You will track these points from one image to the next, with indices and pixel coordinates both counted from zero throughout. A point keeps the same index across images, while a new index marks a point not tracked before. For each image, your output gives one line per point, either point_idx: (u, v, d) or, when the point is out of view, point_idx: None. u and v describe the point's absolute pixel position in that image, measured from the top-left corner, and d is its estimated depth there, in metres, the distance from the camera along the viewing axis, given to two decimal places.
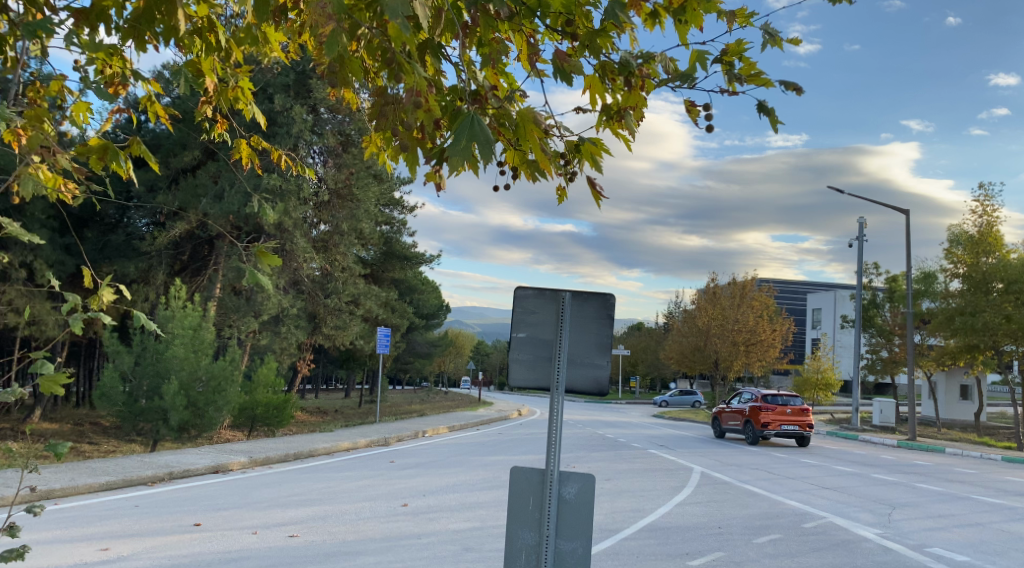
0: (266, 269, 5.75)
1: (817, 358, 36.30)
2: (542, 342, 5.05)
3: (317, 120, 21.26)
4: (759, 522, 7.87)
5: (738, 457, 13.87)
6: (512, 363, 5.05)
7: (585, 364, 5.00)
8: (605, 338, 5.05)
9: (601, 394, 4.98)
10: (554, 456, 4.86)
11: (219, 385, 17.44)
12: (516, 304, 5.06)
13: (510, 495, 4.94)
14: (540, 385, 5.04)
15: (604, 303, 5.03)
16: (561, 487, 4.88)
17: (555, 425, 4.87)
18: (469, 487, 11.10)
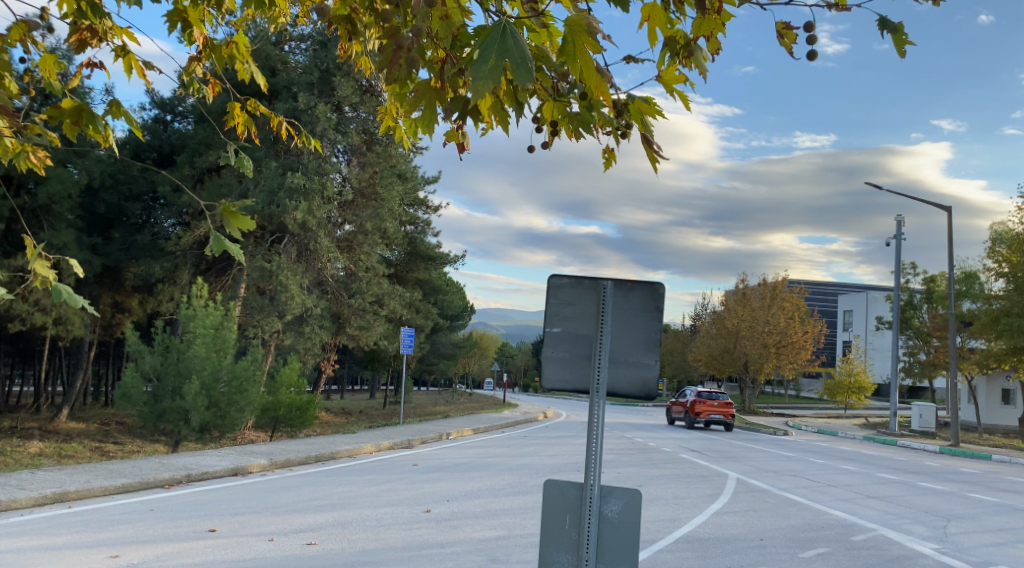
0: (236, 232, 5.23)
1: (849, 361, 35.57)
2: (579, 338, 4.63)
3: (342, 119, 20.97)
4: (805, 534, 7.41)
5: (774, 462, 13.36)
6: (545, 361, 4.64)
7: (630, 363, 4.58)
8: (653, 333, 4.61)
9: (648, 398, 4.55)
10: (595, 470, 4.44)
11: (242, 385, 17.07)
12: (550, 294, 4.66)
13: (544, 513, 4.53)
14: (578, 387, 4.62)
15: (652, 293, 4.59)
16: (602, 505, 4.46)
17: (595, 436, 4.44)
18: (494, 493, 10.69)
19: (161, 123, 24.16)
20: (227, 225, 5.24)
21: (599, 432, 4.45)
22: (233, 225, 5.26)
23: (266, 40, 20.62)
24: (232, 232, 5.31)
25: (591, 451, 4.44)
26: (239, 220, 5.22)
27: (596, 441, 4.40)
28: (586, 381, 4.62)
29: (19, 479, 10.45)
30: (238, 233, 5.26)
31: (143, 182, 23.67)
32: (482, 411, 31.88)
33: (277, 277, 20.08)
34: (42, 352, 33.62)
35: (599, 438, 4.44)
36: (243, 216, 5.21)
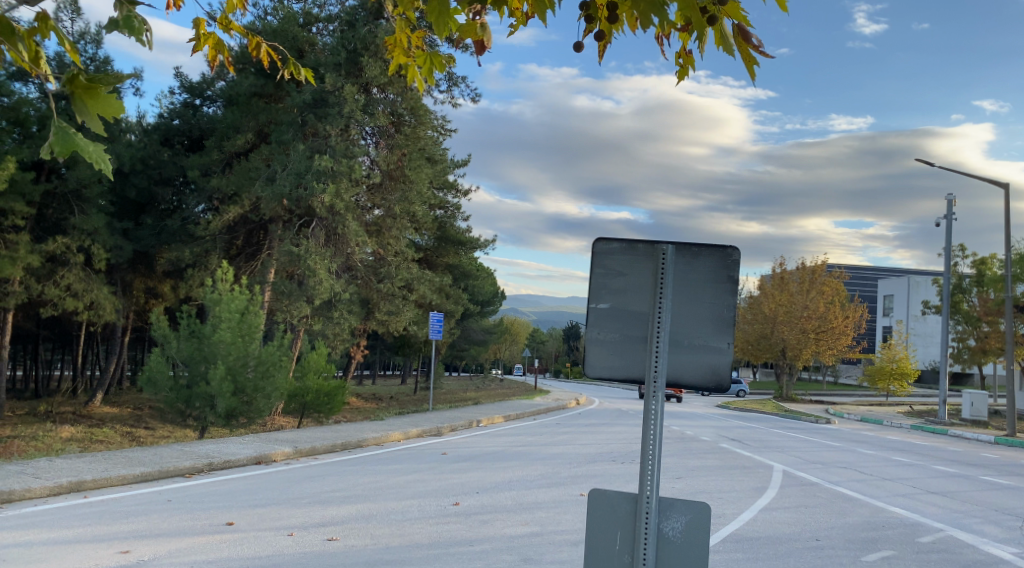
0: (94, 121, 3.76)
1: (891, 347, 34.62)
2: (631, 314, 4.06)
3: (370, 100, 20.43)
4: (865, 534, 6.79)
5: (820, 452, 12.71)
6: (591, 345, 4.10)
7: (696, 347, 4.00)
8: (723, 309, 4.02)
9: (716, 388, 3.97)
10: (653, 483, 3.91)
11: (268, 370, 16.67)
12: (596, 263, 4.13)
13: (590, 527, 3.99)
14: (629, 375, 4.07)
15: (725, 261, 4.03)
16: (661, 521, 3.93)
17: (653, 435, 3.94)
18: (526, 485, 10.16)
19: (191, 108, 23.94)
20: (80, 108, 3.72)
21: (655, 430, 3.92)
22: (91, 110, 3.75)
23: (292, 21, 20.35)
24: (89, 121, 3.78)
25: (648, 457, 3.93)
26: (99, 101, 3.72)
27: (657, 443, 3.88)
28: (641, 369, 4.06)
29: (35, 467, 10.11)
30: (99, 122, 3.77)
31: (172, 167, 23.38)
32: (514, 398, 31.18)
33: (305, 260, 19.62)
34: (78, 336, 33.77)
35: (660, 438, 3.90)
36: (107, 95, 3.74)
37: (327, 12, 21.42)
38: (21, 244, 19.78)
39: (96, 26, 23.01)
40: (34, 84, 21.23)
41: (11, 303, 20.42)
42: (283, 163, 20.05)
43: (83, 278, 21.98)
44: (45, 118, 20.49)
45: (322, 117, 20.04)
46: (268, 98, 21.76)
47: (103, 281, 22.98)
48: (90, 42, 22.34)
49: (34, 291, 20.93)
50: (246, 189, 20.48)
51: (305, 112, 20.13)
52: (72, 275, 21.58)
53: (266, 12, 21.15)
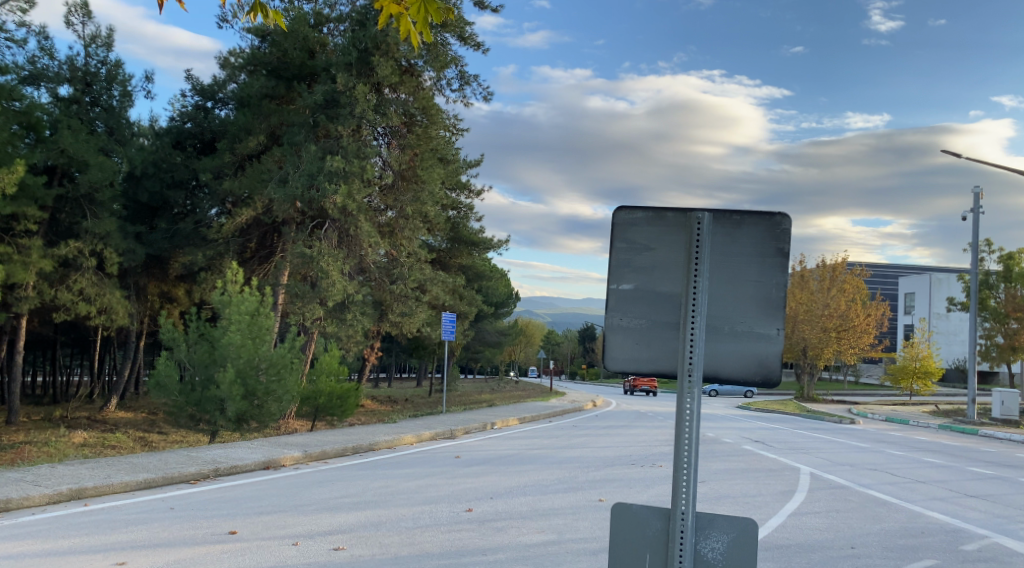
0: None
1: (914, 346, 33.89)
2: (660, 297, 3.96)
3: (381, 100, 19.99)
4: (904, 542, 6.37)
5: (848, 453, 12.23)
6: (615, 332, 3.99)
7: (737, 332, 3.90)
8: (765, 289, 3.91)
9: (760, 377, 3.89)
10: (688, 501, 3.77)
11: (280, 372, 16.26)
12: (621, 238, 4.02)
13: (617, 550, 3.84)
14: (657, 364, 3.94)
15: (770, 234, 3.91)
16: (699, 540, 3.79)
17: (688, 440, 3.80)
18: (543, 490, 9.78)
19: (203, 110, 23.73)
20: None
21: (690, 430, 3.77)
22: None
23: (303, 21, 20.21)
24: None
25: (682, 471, 3.77)
26: None
27: (691, 452, 3.76)
28: (672, 357, 3.93)
29: (35, 474, 9.81)
30: None
31: (185, 170, 23.09)
32: (530, 399, 30.81)
33: (317, 262, 19.32)
34: (93, 341, 33.61)
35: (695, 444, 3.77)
36: None
37: (338, 12, 21.26)
38: (33, 248, 19.58)
39: (107, 29, 22.85)
40: (45, 89, 21.05)
41: (24, 308, 20.27)
42: (295, 165, 19.71)
43: (95, 282, 21.78)
44: (58, 121, 20.33)
45: (334, 117, 19.82)
46: (279, 100, 21.44)
47: (116, 285, 22.76)
48: (100, 45, 22.15)
49: (47, 296, 20.78)
50: (258, 191, 20.15)
51: (317, 113, 19.92)
52: (85, 279, 21.42)
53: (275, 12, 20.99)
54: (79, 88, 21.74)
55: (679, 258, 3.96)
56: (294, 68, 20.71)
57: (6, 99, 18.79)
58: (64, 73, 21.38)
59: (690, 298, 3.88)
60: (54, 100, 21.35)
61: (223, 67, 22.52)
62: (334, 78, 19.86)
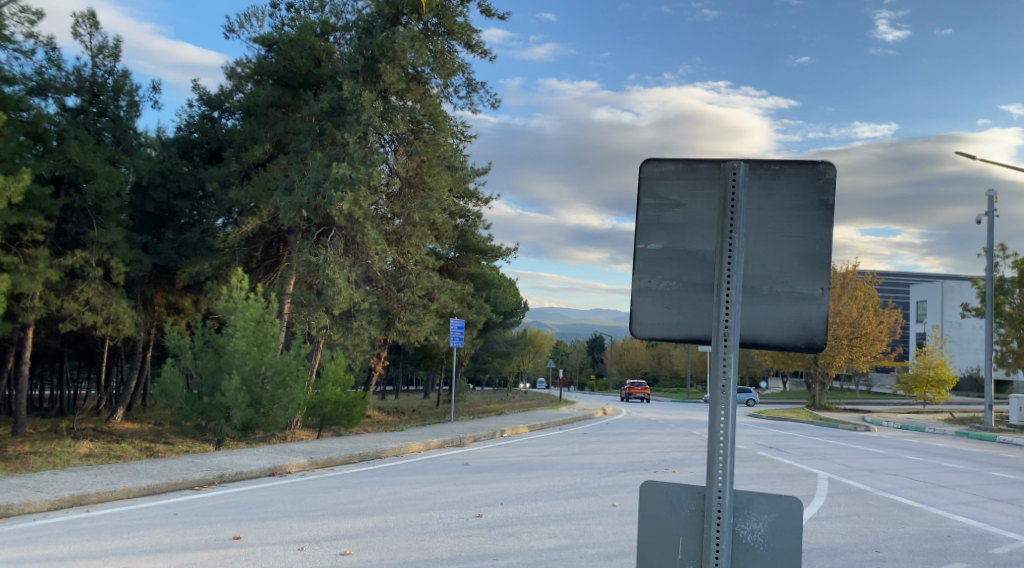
0: None
1: (927, 353, 33.54)
2: (689, 256, 3.47)
3: (387, 107, 19.80)
4: (930, 545, 6.16)
5: (867, 459, 11.98)
6: (641, 297, 3.50)
7: (777, 293, 3.39)
8: (809, 245, 3.39)
9: (806, 344, 3.36)
10: (725, 478, 3.29)
11: (284, 380, 16.08)
12: (647, 193, 3.53)
13: (646, 529, 3.40)
14: (690, 331, 3.45)
15: (813, 184, 3.40)
16: (737, 522, 3.31)
17: (723, 405, 3.29)
18: (554, 496, 9.58)
19: (209, 120, 23.70)
20: None
21: (725, 394, 3.28)
22: None
23: (311, 30, 20.41)
24: None
25: (717, 442, 3.30)
26: None
27: (727, 418, 3.27)
28: (705, 323, 3.44)
29: (38, 481, 9.66)
30: None
31: (192, 179, 23.09)
32: (538, 408, 30.58)
33: (323, 270, 19.11)
34: (101, 352, 33.54)
35: (731, 409, 3.29)
36: None
37: (344, 21, 21.19)
38: (40, 258, 19.50)
39: (114, 40, 22.76)
40: (53, 99, 21.00)
41: (30, 318, 20.16)
42: (301, 173, 19.56)
43: (102, 292, 21.66)
44: (64, 132, 20.19)
45: (340, 124, 19.62)
46: (285, 108, 21.34)
47: (122, 295, 22.63)
48: (107, 56, 22.10)
49: (54, 305, 20.69)
50: (264, 200, 19.99)
51: (323, 121, 19.74)
52: (92, 289, 21.32)
53: (282, 21, 21.01)
54: (86, 99, 21.58)
55: (712, 213, 3.46)
56: (300, 77, 20.63)
57: (13, 109, 18.78)
58: (71, 84, 21.25)
59: (725, 256, 3.38)
60: (60, 110, 21.26)
61: (229, 77, 22.46)
62: (341, 86, 19.83)
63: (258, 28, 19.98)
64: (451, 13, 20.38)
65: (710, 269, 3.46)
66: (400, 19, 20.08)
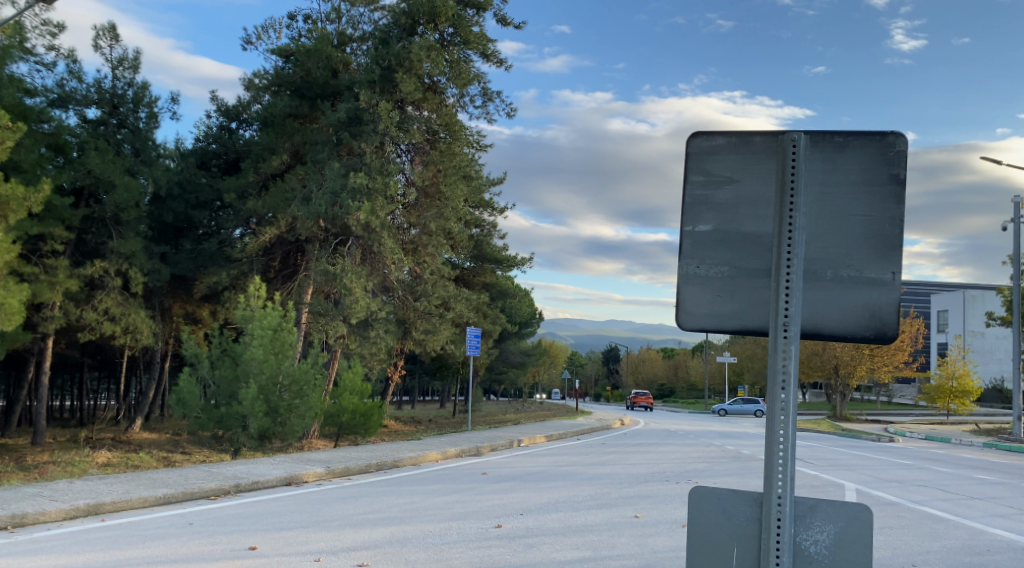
0: None
1: (950, 364, 33.05)
2: (742, 239, 2.91)
3: (404, 117, 19.75)
4: (970, 559, 5.93)
5: (894, 470, 11.69)
6: (685, 286, 2.94)
7: (845, 281, 2.82)
8: (883, 226, 2.81)
9: (879, 339, 2.78)
10: (786, 483, 2.68)
11: (302, 389, 16.00)
12: (692, 167, 2.97)
13: (689, 536, 2.81)
14: (743, 324, 2.89)
15: (881, 157, 2.82)
16: (799, 531, 2.72)
17: (782, 418, 2.71)
18: (575, 506, 9.39)
19: (227, 131, 23.79)
20: None
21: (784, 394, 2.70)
22: None
23: (326, 40, 20.18)
24: None
25: (777, 448, 2.70)
26: None
27: (788, 412, 2.67)
28: (760, 315, 2.88)
29: (53, 489, 9.56)
30: None
31: (210, 190, 23.06)
32: (555, 419, 30.41)
33: (341, 279, 19.04)
34: (120, 364, 33.68)
35: (791, 405, 2.69)
36: None
37: (361, 31, 21.18)
38: (60, 268, 19.55)
39: (134, 52, 22.91)
40: (74, 111, 21.09)
41: (50, 328, 20.19)
42: (319, 183, 19.57)
43: (121, 302, 21.67)
44: (84, 143, 20.32)
45: (357, 135, 19.64)
46: (302, 118, 21.40)
47: (141, 305, 22.60)
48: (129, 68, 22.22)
49: (73, 315, 20.69)
50: (282, 210, 19.94)
51: (340, 131, 19.76)
52: (110, 298, 21.33)
53: (300, 33, 21.10)
54: (107, 110, 21.66)
55: (769, 190, 2.90)
56: (317, 87, 20.52)
57: (34, 121, 18.93)
58: (91, 95, 21.34)
59: (784, 239, 2.81)
60: (81, 122, 21.43)
61: (247, 89, 22.56)
62: (358, 96, 19.69)
63: (275, 39, 20.04)
64: (466, 22, 20.36)
65: (768, 253, 2.89)
66: (417, 30, 20.02)
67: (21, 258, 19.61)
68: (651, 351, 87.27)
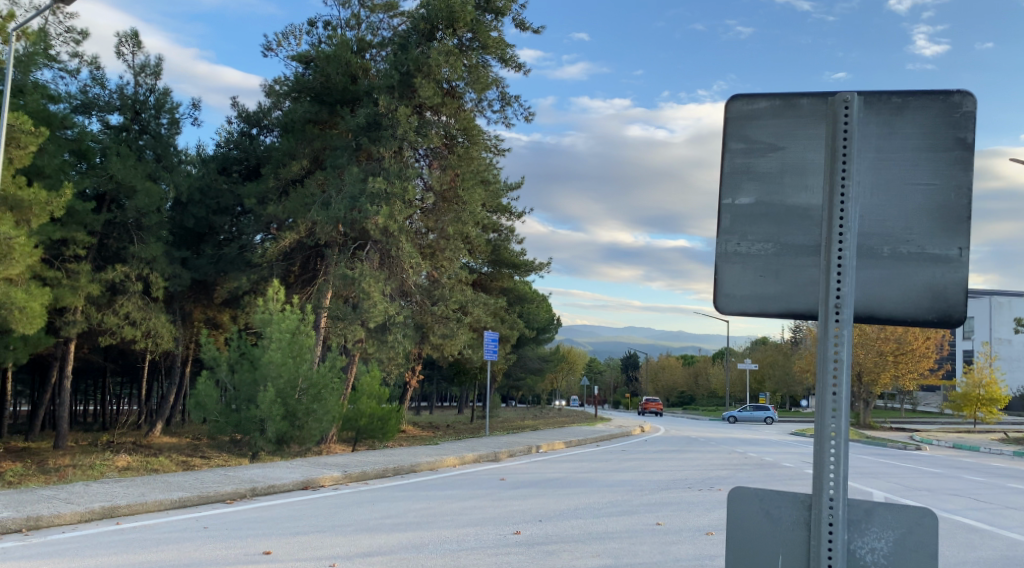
0: None
1: (976, 371, 32.52)
2: (787, 212, 2.62)
3: (423, 121, 19.68)
4: None
5: (923, 478, 11.43)
6: (725, 264, 2.65)
7: (905, 258, 2.52)
8: (947, 195, 2.51)
9: (943, 323, 2.49)
10: (838, 484, 2.43)
11: (320, 393, 15.87)
12: (731, 132, 2.68)
13: (729, 538, 2.56)
14: (789, 307, 2.60)
15: (946, 119, 2.52)
16: (854, 537, 2.45)
17: (834, 424, 2.44)
18: (596, 513, 9.21)
19: (247, 136, 23.85)
20: None
21: (837, 386, 2.42)
22: None
23: (345, 46, 20.14)
24: None
25: (828, 454, 2.44)
26: None
27: (840, 409, 2.41)
28: (808, 297, 2.59)
29: (70, 492, 9.51)
30: None
31: (230, 196, 22.99)
32: (574, 425, 30.24)
33: (359, 283, 18.95)
34: (141, 368, 33.81)
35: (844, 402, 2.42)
36: None
37: (380, 37, 21.16)
38: (81, 272, 19.59)
39: (156, 58, 23.00)
40: (97, 118, 21.27)
41: (71, 332, 20.26)
42: (338, 187, 19.51)
43: (141, 306, 21.71)
44: (107, 149, 20.44)
45: (376, 139, 19.53)
46: (322, 124, 21.40)
47: (161, 308, 22.62)
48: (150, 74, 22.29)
49: (94, 320, 20.70)
50: (301, 215, 19.91)
51: (359, 136, 19.67)
52: (131, 303, 21.37)
53: (320, 39, 21.10)
54: (129, 116, 21.72)
55: (818, 158, 2.61)
56: (337, 92, 20.44)
57: (58, 128, 19.06)
58: (114, 102, 21.42)
59: (836, 210, 2.52)
60: (104, 128, 21.52)
61: (267, 94, 22.57)
62: (377, 101, 19.62)
63: (296, 44, 20.04)
64: (485, 27, 20.18)
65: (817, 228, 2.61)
66: (437, 34, 19.87)
67: (44, 262, 19.69)
68: (670, 358, 86.69)
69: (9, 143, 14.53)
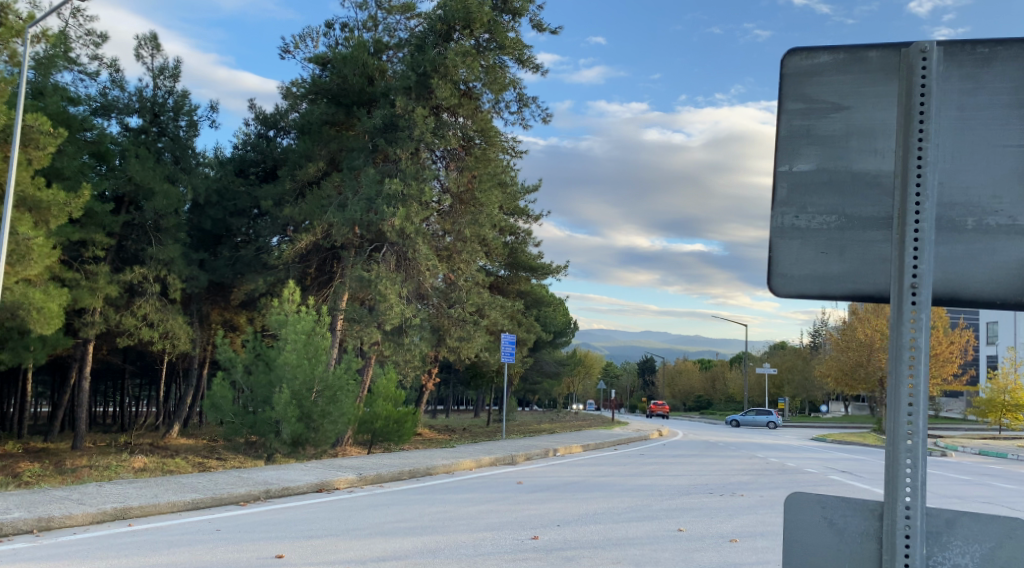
0: None
1: (1000, 377, 32.01)
2: (853, 178, 2.41)
3: (441, 123, 19.55)
4: None
5: (950, 485, 11.14)
6: (784, 241, 2.45)
7: (992, 227, 2.30)
8: None
9: None
10: (915, 491, 2.22)
11: (335, 395, 15.69)
12: (789, 90, 2.48)
13: (789, 548, 2.37)
14: (855, 289, 2.40)
15: None
16: (932, 550, 2.24)
17: (909, 426, 2.23)
18: (614, 518, 8.99)
19: (264, 138, 23.82)
20: None
21: (913, 380, 2.22)
22: None
23: (362, 48, 20.03)
24: None
25: (904, 462, 2.22)
26: None
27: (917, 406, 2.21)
28: (877, 276, 2.39)
29: (82, 492, 9.41)
30: None
31: (247, 198, 22.83)
32: (591, 428, 30.00)
33: (375, 285, 18.85)
34: (158, 369, 33.86)
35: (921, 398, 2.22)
36: None
37: (397, 39, 21.09)
38: (100, 274, 19.56)
39: (175, 61, 23.00)
40: (116, 120, 21.24)
41: (88, 332, 20.25)
42: (354, 189, 19.40)
43: (159, 307, 21.69)
44: (126, 150, 20.45)
45: (392, 141, 19.37)
46: (339, 126, 21.30)
47: (178, 309, 22.60)
48: (168, 76, 22.26)
49: (112, 320, 20.66)
50: (317, 216, 19.81)
51: (376, 137, 19.53)
52: (149, 303, 21.34)
53: (337, 40, 21.02)
54: (147, 119, 21.69)
55: (888, 117, 2.39)
56: (353, 93, 20.30)
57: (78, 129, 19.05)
58: (133, 104, 21.40)
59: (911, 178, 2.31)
60: (122, 131, 21.51)
61: (285, 97, 22.50)
62: (393, 102, 19.49)
63: (313, 46, 19.93)
64: (503, 28, 19.92)
65: (888, 197, 2.39)
66: (453, 35, 19.64)
67: (63, 263, 19.71)
68: (687, 363, 86.16)
69: (28, 143, 14.48)
